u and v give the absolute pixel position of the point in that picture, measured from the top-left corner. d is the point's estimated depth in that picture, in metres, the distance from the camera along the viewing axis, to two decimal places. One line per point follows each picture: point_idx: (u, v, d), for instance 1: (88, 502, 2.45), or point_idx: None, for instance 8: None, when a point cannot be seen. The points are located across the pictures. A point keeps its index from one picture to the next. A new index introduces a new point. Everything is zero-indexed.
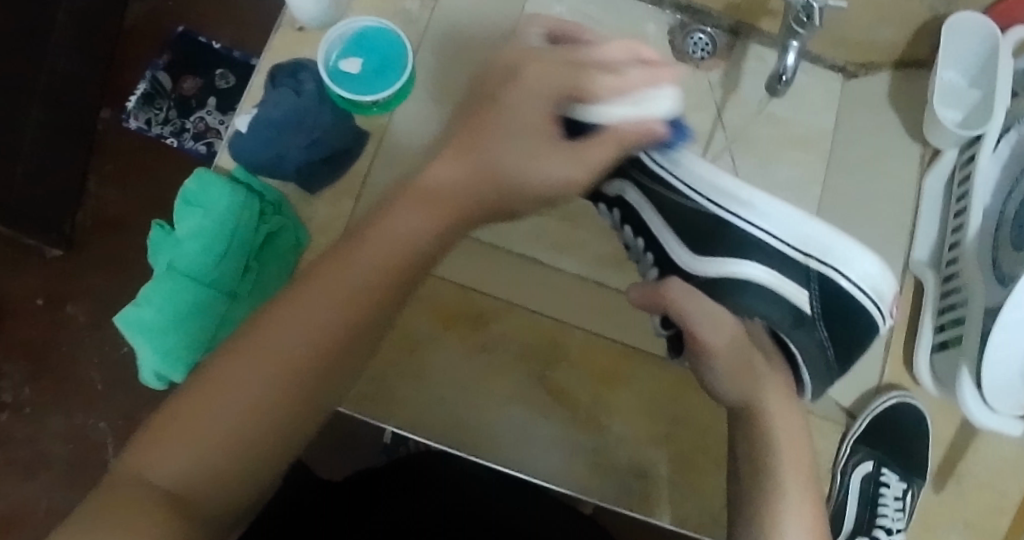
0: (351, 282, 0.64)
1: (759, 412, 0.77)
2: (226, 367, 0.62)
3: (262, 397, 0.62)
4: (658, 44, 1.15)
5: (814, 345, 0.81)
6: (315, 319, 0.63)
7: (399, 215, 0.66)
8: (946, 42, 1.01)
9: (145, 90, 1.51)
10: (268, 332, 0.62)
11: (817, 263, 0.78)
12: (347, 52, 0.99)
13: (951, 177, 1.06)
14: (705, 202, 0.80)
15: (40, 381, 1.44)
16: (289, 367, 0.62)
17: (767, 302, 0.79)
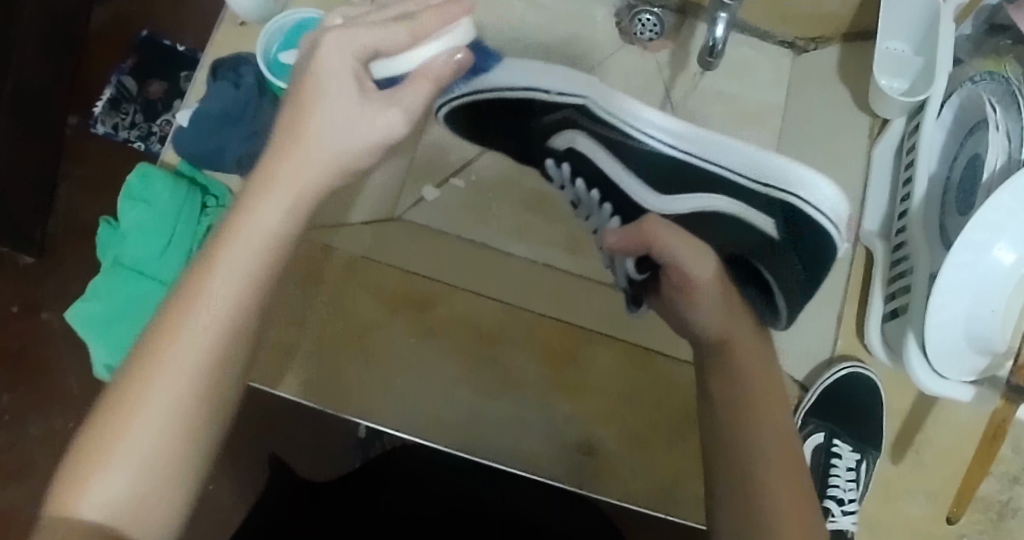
0: (239, 269, 0.66)
1: (732, 348, 0.82)
2: (146, 384, 0.65)
3: (194, 392, 0.66)
4: (606, 27, 1.17)
5: (788, 269, 0.85)
6: (214, 313, 0.66)
7: (265, 201, 0.67)
8: (885, 10, 1.02)
9: (111, 95, 1.49)
10: (169, 347, 0.66)
11: (778, 192, 0.82)
12: (287, 44, 1.00)
13: (900, 146, 1.04)
14: (659, 144, 0.84)
15: (18, 387, 1.43)
16: (202, 366, 0.66)
17: (733, 230, 0.85)
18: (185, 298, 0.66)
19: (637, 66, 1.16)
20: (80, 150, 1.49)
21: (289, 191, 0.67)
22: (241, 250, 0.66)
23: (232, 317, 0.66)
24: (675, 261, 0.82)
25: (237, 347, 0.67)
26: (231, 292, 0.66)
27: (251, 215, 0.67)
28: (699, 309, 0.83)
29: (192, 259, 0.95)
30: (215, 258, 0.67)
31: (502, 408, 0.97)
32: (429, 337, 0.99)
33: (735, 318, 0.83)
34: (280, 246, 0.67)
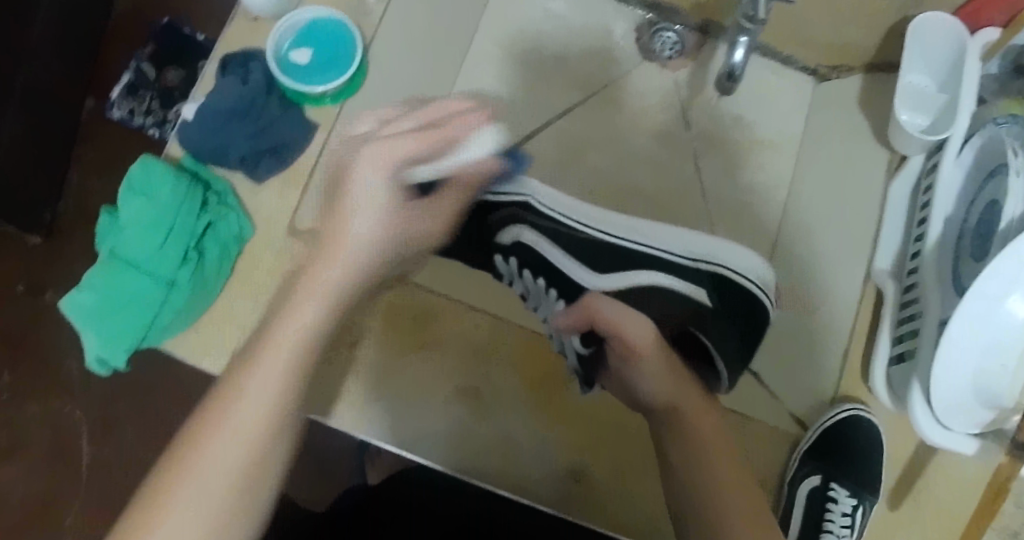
0: (274, 372, 0.67)
1: (679, 423, 0.84)
2: (183, 478, 0.65)
3: (235, 488, 0.66)
4: (626, 43, 1.15)
5: (723, 334, 0.98)
6: (256, 409, 0.66)
7: (302, 306, 0.68)
8: (910, 43, 0.99)
9: (128, 81, 1.42)
10: (215, 435, 0.66)
11: (704, 265, 1.02)
12: (298, 42, 1.00)
13: (917, 184, 1.03)
14: (594, 232, 1.04)
15: (19, 366, 1.35)
16: (244, 464, 0.66)
17: (673, 300, 0.99)
18: (226, 392, 0.67)
19: (653, 85, 1.15)
20: (95, 133, 1.42)
21: (321, 302, 0.69)
22: (279, 353, 0.67)
23: (277, 416, 0.67)
24: (621, 332, 0.90)
25: (278, 442, 0.67)
26: (275, 387, 0.67)
27: (296, 319, 0.68)
28: (636, 377, 0.89)
29: (192, 255, 0.94)
30: (258, 356, 0.68)
31: (484, 426, 0.97)
32: (422, 351, 0.99)
33: (673, 377, 0.88)
34: (311, 346, 0.68)
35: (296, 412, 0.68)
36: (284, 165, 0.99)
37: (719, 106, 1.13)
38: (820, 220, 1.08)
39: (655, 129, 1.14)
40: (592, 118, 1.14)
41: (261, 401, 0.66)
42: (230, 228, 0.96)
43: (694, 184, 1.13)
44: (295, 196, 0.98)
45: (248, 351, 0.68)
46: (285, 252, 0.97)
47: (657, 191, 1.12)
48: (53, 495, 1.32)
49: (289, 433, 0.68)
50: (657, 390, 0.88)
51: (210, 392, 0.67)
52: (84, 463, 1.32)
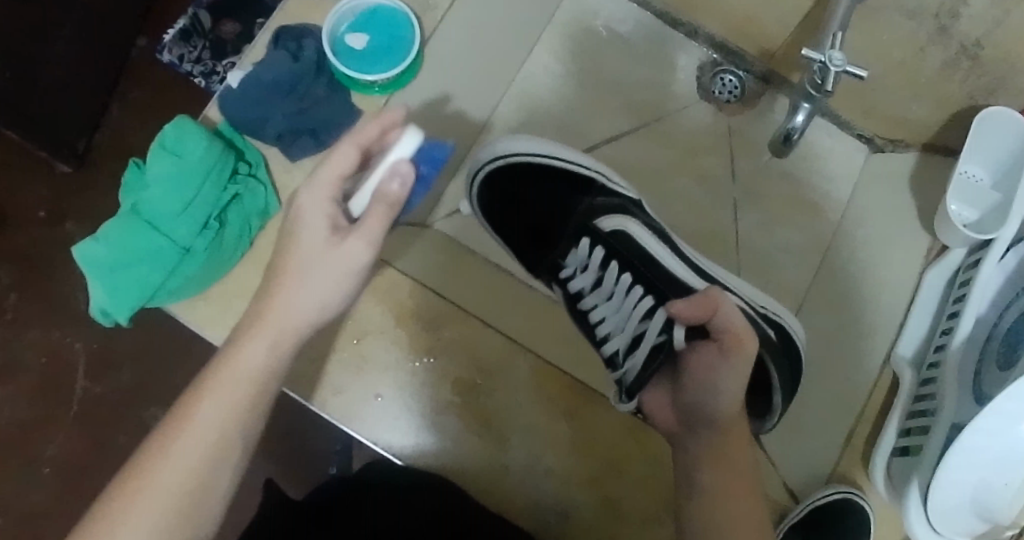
0: (227, 398, 0.73)
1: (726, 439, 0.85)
2: (148, 467, 0.72)
3: (183, 506, 0.72)
4: (686, 78, 1.13)
5: (788, 373, 0.97)
6: (199, 442, 0.72)
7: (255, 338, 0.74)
8: (975, 134, 0.96)
9: (182, 26, 1.37)
10: (185, 432, 0.73)
11: (779, 313, 1.02)
12: (356, 26, 0.98)
13: (953, 277, 1.00)
14: (691, 259, 1.05)
15: (29, 289, 1.34)
16: (185, 495, 0.72)
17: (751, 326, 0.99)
18: (178, 421, 0.73)
19: (705, 126, 1.13)
20: (142, 74, 1.40)
21: (280, 330, 0.75)
22: (233, 381, 0.74)
23: (218, 445, 0.73)
24: (729, 323, 0.85)
25: (227, 469, 0.74)
26: (220, 413, 0.73)
27: (227, 369, 0.74)
28: (720, 376, 0.85)
29: (212, 223, 0.93)
30: (211, 387, 0.74)
31: (474, 445, 0.96)
32: (427, 360, 0.97)
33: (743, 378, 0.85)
34: (257, 394, 0.74)
35: (246, 439, 0.74)
36: (322, 148, 0.98)
37: (768, 159, 1.13)
38: (849, 292, 1.07)
39: (701, 171, 1.13)
40: (639, 149, 1.13)
41: (243, 381, 0.74)
42: (256, 202, 0.95)
43: (729, 235, 1.12)
44: None
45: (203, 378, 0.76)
46: None
47: (693, 235, 1.11)
48: (41, 423, 1.32)
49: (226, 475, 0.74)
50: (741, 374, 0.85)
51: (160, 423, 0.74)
52: (77, 396, 1.32)
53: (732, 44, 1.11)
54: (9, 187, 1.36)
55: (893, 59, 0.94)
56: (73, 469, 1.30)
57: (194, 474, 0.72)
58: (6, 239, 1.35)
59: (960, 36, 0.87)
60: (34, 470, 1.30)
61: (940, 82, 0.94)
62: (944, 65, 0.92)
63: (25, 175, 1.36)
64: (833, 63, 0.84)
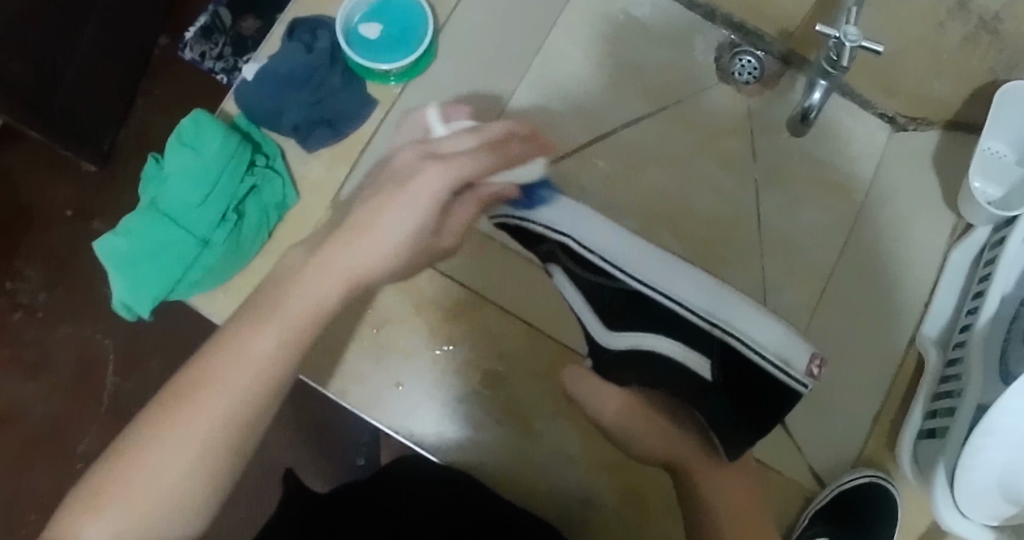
0: (281, 329, 0.72)
1: (681, 470, 0.90)
2: (178, 405, 0.71)
3: (224, 438, 0.71)
4: (705, 61, 1.13)
5: (726, 411, 0.85)
6: (251, 361, 0.71)
7: (312, 276, 0.73)
8: (996, 111, 0.95)
9: (204, 23, 1.39)
10: (229, 350, 0.72)
11: (719, 331, 0.79)
12: (368, 16, 0.99)
13: (979, 255, 1.01)
14: (631, 280, 0.82)
15: (57, 287, 1.36)
16: (231, 419, 0.71)
17: (678, 365, 0.85)
18: (221, 354, 0.72)
19: (725, 108, 1.12)
20: (164, 72, 1.41)
21: (344, 272, 0.73)
22: (287, 318, 0.72)
23: (267, 391, 0.72)
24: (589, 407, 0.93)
25: (263, 414, 0.72)
26: (273, 341, 0.72)
27: (291, 301, 0.73)
28: (623, 437, 0.92)
29: (230, 215, 0.93)
30: (266, 315, 0.72)
31: (498, 433, 0.96)
32: (447, 347, 0.98)
33: (654, 427, 0.90)
34: (292, 343, 0.73)
35: (286, 383, 0.73)
36: (339, 138, 0.98)
37: (789, 139, 1.11)
38: (875, 273, 1.06)
39: (721, 153, 1.11)
40: (658, 132, 1.12)
41: (309, 299, 0.73)
42: (275, 194, 0.96)
43: (751, 216, 1.09)
44: (342, 171, 0.97)
45: (244, 316, 0.73)
46: (324, 225, 0.96)
47: (716, 220, 1.09)
48: (71, 418, 1.34)
49: (273, 404, 0.73)
50: (616, 426, 0.91)
51: (191, 360, 0.73)
52: (106, 391, 1.34)
53: (751, 24, 1.10)
54: (36, 186, 1.38)
55: (912, 37, 0.93)
56: None
57: (233, 401, 0.71)
58: (33, 239, 1.37)
59: (979, 10, 0.85)
60: (65, 465, 1.32)
61: (960, 58, 0.93)
62: (964, 41, 0.90)
63: (51, 175, 1.38)
64: (848, 38, 0.82)
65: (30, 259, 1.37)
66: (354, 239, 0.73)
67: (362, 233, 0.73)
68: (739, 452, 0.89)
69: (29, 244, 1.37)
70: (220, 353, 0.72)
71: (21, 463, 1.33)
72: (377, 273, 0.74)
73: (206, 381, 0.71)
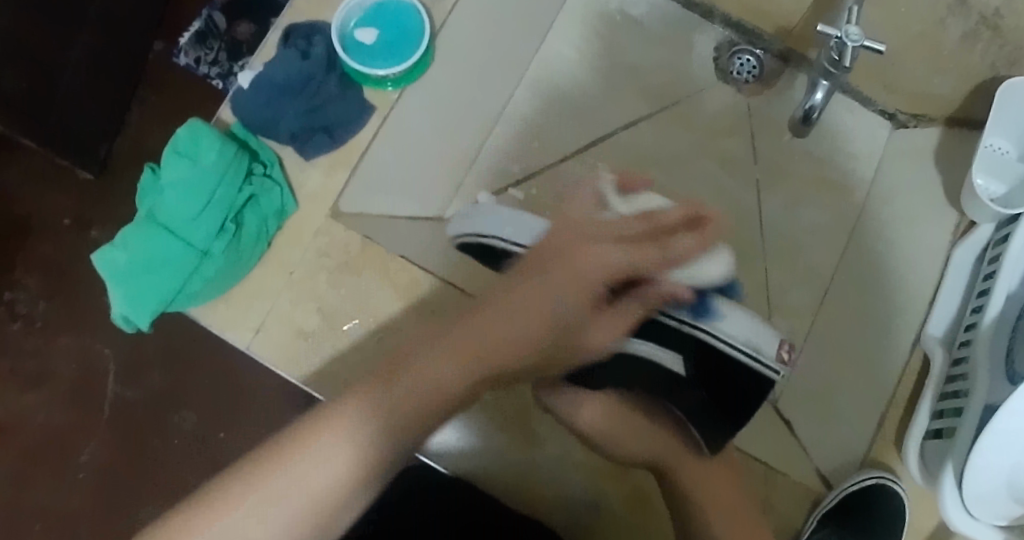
0: (388, 413, 0.75)
1: (668, 472, 0.92)
2: (278, 454, 0.73)
3: (305, 512, 0.72)
4: (704, 61, 1.12)
5: (696, 400, 0.92)
6: (347, 441, 0.74)
7: (443, 364, 0.78)
8: (997, 108, 0.95)
9: (199, 29, 1.39)
10: (336, 428, 0.74)
11: (689, 327, 0.86)
12: (365, 22, 0.99)
13: (983, 253, 0.99)
14: (600, 287, 0.87)
15: (56, 297, 1.35)
16: (334, 503, 0.73)
17: (653, 364, 0.91)
18: (318, 434, 0.73)
19: (724, 109, 1.12)
20: (159, 78, 1.40)
21: (465, 363, 0.78)
22: (385, 391, 0.76)
23: (371, 457, 0.74)
24: (573, 417, 0.92)
25: (350, 505, 0.74)
26: (364, 419, 0.74)
27: (361, 404, 0.75)
28: (608, 445, 0.92)
29: (229, 224, 0.92)
30: (360, 390, 0.76)
31: (502, 442, 0.95)
32: None
33: (638, 434, 0.93)
34: (394, 433, 0.75)
35: (384, 465, 0.75)
36: (337, 145, 0.96)
37: (788, 139, 1.11)
38: (877, 270, 1.05)
39: (721, 153, 1.12)
40: (658, 133, 1.12)
41: (429, 389, 0.77)
42: (273, 203, 0.94)
43: (754, 220, 1.10)
44: (341, 178, 0.95)
45: (342, 397, 0.76)
46: (323, 234, 0.94)
47: (718, 222, 1.09)
48: (73, 428, 1.33)
49: (365, 489, 0.74)
50: (597, 432, 0.92)
51: (293, 427, 0.74)
52: (108, 400, 1.33)
53: (749, 23, 1.09)
54: (33, 196, 1.37)
55: (913, 34, 0.92)
56: (107, 475, 1.31)
57: (332, 483, 0.73)
58: (32, 249, 1.36)
59: (979, 7, 0.85)
60: (69, 476, 1.32)
61: (961, 55, 0.92)
62: (965, 37, 0.89)
63: (48, 184, 1.37)
64: (849, 38, 0.81)
65: (29, 270, 1.36)
66: (443, 354, 0.78)
67: (473, 317, 0.80)
68: (720, 446, 0.92)
69: (27, 254, 1.36)
70: (318, 435, 0.73)
71: (24, 475, 1.32)
72: (457, 387, 0.78)
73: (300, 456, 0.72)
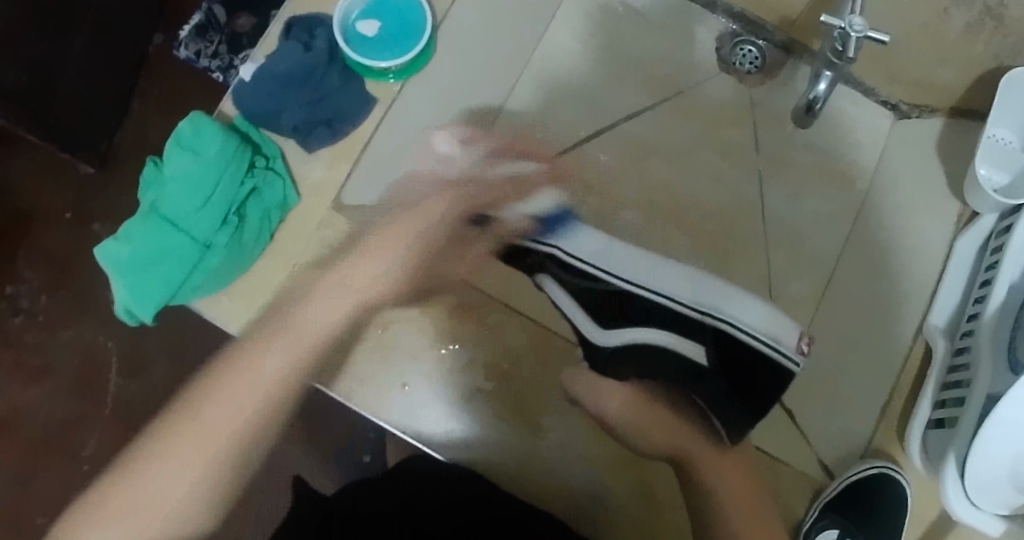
0: (239, 396, 0.81)
1: (686, 460, 0.94)
2: (190, 410, 0.80)
3: (219, 457, 0.80)
4: (706, 52, 1.12)
5: (717, 393, 0.92)
6: (263, 377, 0.82)
7: (329, 299, 0.88)
8: (1001, 98, 0.95)
9: (198, 22, 1.38)
10: (228, 375, 0.82)
11: (710, 319, 0.90)
12: (367, 13, 0.98)
13: (986, 243, 1.00)
14: (625, 283, 0.91)
15: (58, 290, 1.35)
16: (233, 434, 0.81)
17: (672, 358, 0.92)
18: (229, 376, 0.82)
19: (727, 99, 1.11)
20: (160, 71, 1.40)
21: (347, 307, 0.88)
22: (294, 337, 0.85)
23: (280, 384, 0.83)
24: (598, 408, 0.96)
25: (264, 436, 0.83)
26: (283, 360, 0.84)
27: (273, 357, 0.83)
28: (653, 433, 0.95)
29: (232, 217, 0.92)
30: (276, 339, 0.84)
31: (504, 432, 0.96)
32: (452, 347, 0.97)
33: (654, 420, 0.95)
34: (287, 386, 0.84)
35: (295, 395, 0.85)
36: (339, 136, 0.97)
37: (792, 130, 1.10)
38: (880, 261, 1.05)
39: (726, 145, 1.10)
40: (660, 125, 1.11)
41: (286, 355, 0.84)
42: (276, 195, 0.95)
43: (757, 211, 1.09)
44: (343, 169, 0.96)
45: (254, 337, 0.84)
46: (326, 226, 0.95)
47: (720, 212, 1.09)
48: (76, 421, 1.33)
49: (274, 425, 0.84)
50: (620, 420, 0.95)
51: (208, 373, 0.82)
52: (111, 393, 1.33)
53: (750, 13, 1.09)
54: (35, 189, 1.37)
55: (916, 24, 0.92)
56: (111, 467, 1.32)
57: (236, 413, 0.81)
58: (33, 242, 1.36)
59: None
60: (72, 468, 1.32)
61: (964, 45, 0.92)
62: (967, 27, 0.89)
63: (49, 178, 1.37)
64: (853, 29, 0.81)
65: (31, 263, 1.36)
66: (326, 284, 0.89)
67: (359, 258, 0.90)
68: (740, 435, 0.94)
69: (28, 247, 1.36)
70: (207, 393, 0.81)
71: (27, 468, 1.32)
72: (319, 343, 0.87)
73: (198, 417, 0.80)
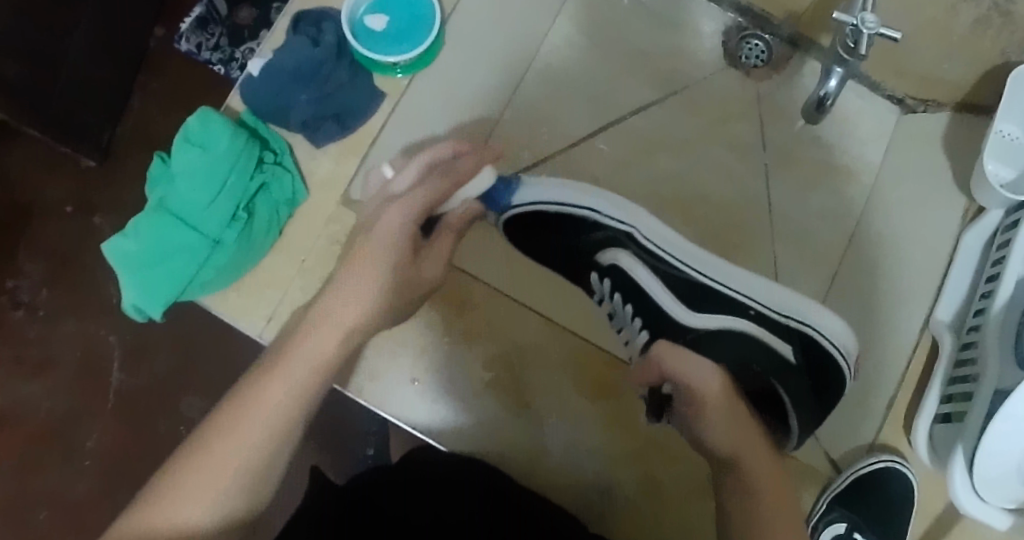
0: (286, 380, 0.76)
1: (739, 465, 0.83)
2: (232, 415, 0.74)
3: (268, 450, 0.74)
4: (712, 46, 1.11)
5: (797, 389, 0.92)
6: (290, 376, 0.76)
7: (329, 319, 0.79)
8: (1009, 94, 0.95)
9: (200, 14, 1.38)
10: (277, 372, 0.76)
11: (796, 322, 0.93)
12: (376, 7, 0.98)
13: (991, 239, 1.01)
14: (700, 274, 0.96)
15: (58, 284, 1.35)
16: (275, 430, 0.74)
17: (755, 350, 0.92)
18: (268, 372, 0.76)
19: (733, 92, 1.11)
20: (160, 64, 1.39)
21: (338, 326, 0.79)
22: (316, 338, 0.78)
23: (300, 397, 0.75)
24: (686, 378, 0.85)
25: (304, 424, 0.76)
26: (307, 363, 0.76)
27: (294, 360, 0.77)
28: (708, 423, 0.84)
29: (241, 213, 0.92)
30: (297, 339, 0.78)
31: (513, 426, 0.97)
32: (460, 341, 0.98)
33: (737, 418, 0.84)
34: (326, 370, 0.78)
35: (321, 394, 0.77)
36: (346, 132, 0.99)
37: (800, 126, 1.09)
38: (884, 258, 1.06)
39: (732, 139, 1.10)
40: (667, 119, 1.10)
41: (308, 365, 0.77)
42: (285, 190, 0.96)
43: (762, 205, 1.08)
44: (352, 164, 0.98)
45: (278, 344, 0.79)
46: (335, 221, 0.97)
47: (728, 205, 1.09)
48: (79, 414, 1.33)
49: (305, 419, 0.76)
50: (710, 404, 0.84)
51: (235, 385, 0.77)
52: (113, 386, 1.33)
53: (756, 7, 1.08)
54: (35, 183, 1.36)
55: (925, 20, 0.92)
56: (114, 460, 1.32)
57: (276, 413, 0.74)
58: (34, 236, 1.35)
59: None
60: (74, 462, 1.32)
61: (971, 41, 0.92)
62: (976, 23, 0.89)
63: (49, 171, 1.36)
64: (866, 26, 0.81)
65: (32, 258, 1.35)
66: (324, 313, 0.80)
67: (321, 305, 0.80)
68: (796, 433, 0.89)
69: (29, 241, 1.35)
70: (262, 390, 0.75)
71: (30, 461, 1.32)
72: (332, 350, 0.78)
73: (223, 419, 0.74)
